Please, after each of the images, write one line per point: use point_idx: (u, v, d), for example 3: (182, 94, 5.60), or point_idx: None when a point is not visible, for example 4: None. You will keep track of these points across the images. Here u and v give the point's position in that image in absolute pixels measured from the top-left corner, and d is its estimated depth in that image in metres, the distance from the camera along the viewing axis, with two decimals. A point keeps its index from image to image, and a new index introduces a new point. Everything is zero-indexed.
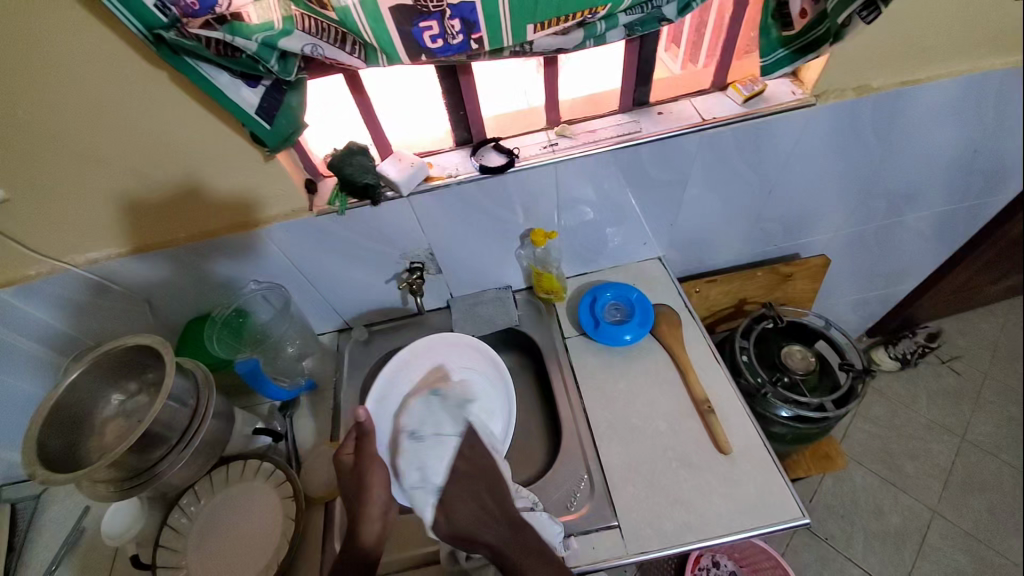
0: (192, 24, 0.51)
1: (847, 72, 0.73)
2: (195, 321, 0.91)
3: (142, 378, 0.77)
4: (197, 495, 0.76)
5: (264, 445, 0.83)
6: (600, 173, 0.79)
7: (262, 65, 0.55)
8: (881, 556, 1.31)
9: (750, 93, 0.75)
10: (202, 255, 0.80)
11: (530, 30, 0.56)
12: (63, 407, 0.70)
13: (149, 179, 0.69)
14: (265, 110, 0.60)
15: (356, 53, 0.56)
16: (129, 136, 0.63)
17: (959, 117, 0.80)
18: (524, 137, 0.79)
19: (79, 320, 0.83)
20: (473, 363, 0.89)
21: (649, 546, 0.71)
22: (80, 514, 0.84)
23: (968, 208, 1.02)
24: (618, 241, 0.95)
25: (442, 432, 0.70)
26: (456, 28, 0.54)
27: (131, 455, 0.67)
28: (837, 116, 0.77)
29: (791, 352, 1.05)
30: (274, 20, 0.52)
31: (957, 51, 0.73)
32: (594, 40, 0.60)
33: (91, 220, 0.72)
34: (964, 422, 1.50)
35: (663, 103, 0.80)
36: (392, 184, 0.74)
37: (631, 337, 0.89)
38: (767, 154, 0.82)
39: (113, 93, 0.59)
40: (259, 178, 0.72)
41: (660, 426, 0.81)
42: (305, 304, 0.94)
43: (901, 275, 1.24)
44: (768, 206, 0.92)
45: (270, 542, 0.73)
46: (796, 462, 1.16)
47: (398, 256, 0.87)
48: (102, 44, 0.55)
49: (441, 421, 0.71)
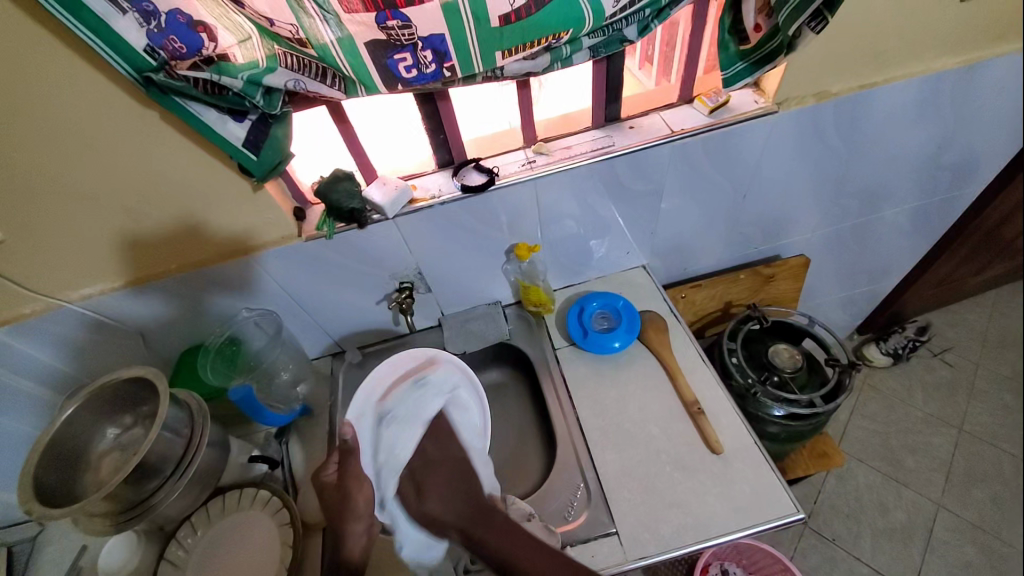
0: (180, 66, 0.54)
1: (806, 79, 0.77)
2: (187, 352, 0.92)
3: (136, 411, 0.78)
4: (194, 526, 0.76)
5: (260, 473, 0.83)
6: (581, 186, 0.82)
7: (247, 101, 0.58)
8: (890, 555, 1.30)
9: (716, 103, 0.79)
10: (198, 286, 0.82)
11: (498, 56, 0.59)
12: (58, 442, 0.70)
13: (141, 214, 0.71)
14: (251, 142, 0.63)
15: (336, 85, 0.60)
16: (120, 172, 0.66)
17: (916, 117, 0.85)
18: (503, 157, 0.82)
19: (74, 358, 0.84)
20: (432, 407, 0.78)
21: (647, 550, 0.71)
22: (76, 553, 0.83)
23: (939, 202, 1.06)
24: (602, 252, 0.98)
25: (414, 419, 0.75)
26: (428, 58, 0.57)
27: (127, 488, 0.67)
28: (800, 122, 0.81)
29: (778, 350, 1.07)
30: (258, 59, 0.55)
31: (909, 55, 0.77)
32: (561, 63, 0.64)
33: (86, 256, 0.74)
34: (961, 413, 1.51)
35: (634, 118, 0.84)
36: (378, 208, 0.77)
37: (620, 344, 0.91)
38: (738, 162, 0.85)
39: (103, 133, 0.62)
40: (248, 209, 0.75)
41: (652, 430, 0.82)
42: (296, 329, 0.95)
43: (883, 271, 1.27)
44: (744, 211, 0.95)
45: (269, 567, 0.72)
46: (792, 461, 1.16)
47: (388, 277, 0.89)
48: (96, 86, 0.58)
49: (418, 407, 0.76)
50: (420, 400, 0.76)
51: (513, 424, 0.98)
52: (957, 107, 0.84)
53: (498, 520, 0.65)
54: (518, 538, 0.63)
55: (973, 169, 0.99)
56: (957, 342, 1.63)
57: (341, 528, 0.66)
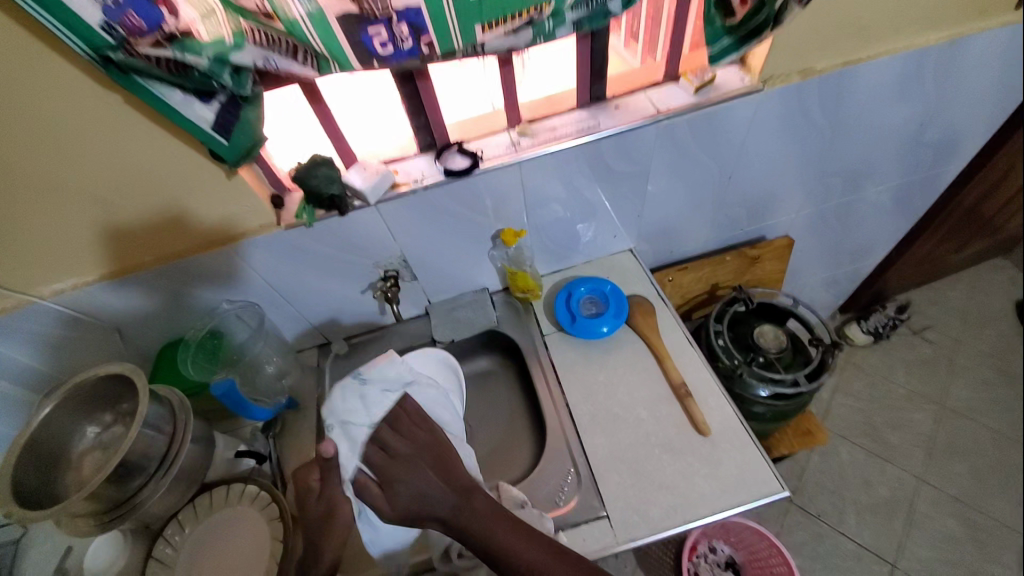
0: (140, 43, 0.50)
1: (790, 56, 0.76)
2: (169, 344, 0.90)
3: (117, 409, 0.76)
4: (182, 522, 0.75)
5: (248, 468, 0.82)
6: (566, 169, 0.81)
7: (215, 81, 0.55)
8: (873, 528, 1.34)
9: (700, 81, 0.78)
10: (175, 279, 0.80)
11: (478, 30, 0.57)
12: (37, 443, 0.68)
13: (113, 205, 0.68)
14: (220, 125, 0.60)
15: (308, 63, 0.57)
16: (87, 160, 0.63)
17: (900, 94, 0.85)
18: (486, 139, 0.80)
19: (49, 355, 0.81)
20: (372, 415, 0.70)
21: (638, 532, 0.71)
22: (60, 555, 0.81)
23: (921, 180, 1.07)
24: (589, 236, 0.97)
25: (360, 423, 0.68)
26: (405, 32, 0.55)
27: (109, 486, 0.65)
28: (785, 101, 0.80)
29: (763, 332, 1.08)
30: (225, 35, 0.52)
31: (892, 30, 0.76)
32: (544, 39, 0.62)
33: (57, 250, 0.71)
34: (941, 389, 1.55)
35: (619, 97, 0.82)
36: (359, 194, 0.74)
37: (609, 329, 0.90)
38: (723, 141, 0.84)
39: (66, 119, 0.58)
40: (226, 198, 0.72)
41: (642, 414, 0.82)
42: (279, 321, 0.93)
43: (867, 250, 1.29)
44: (731, 191, 0.95)
45: (259, 562, 0.71)
46: (778, 439, 1.18)
47: (372, 266, 0.88)
48: (53, 70, 0.54)
49: (363, 411, 0.69)
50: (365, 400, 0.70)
51: (503, 412, 0.98)
52: (937, 84, 0.85)
53: (482, 506, 0.65)
54: (502, 525, 0.64)
55: (955, 146, 0.99)
56: (938, 320, 1.67)
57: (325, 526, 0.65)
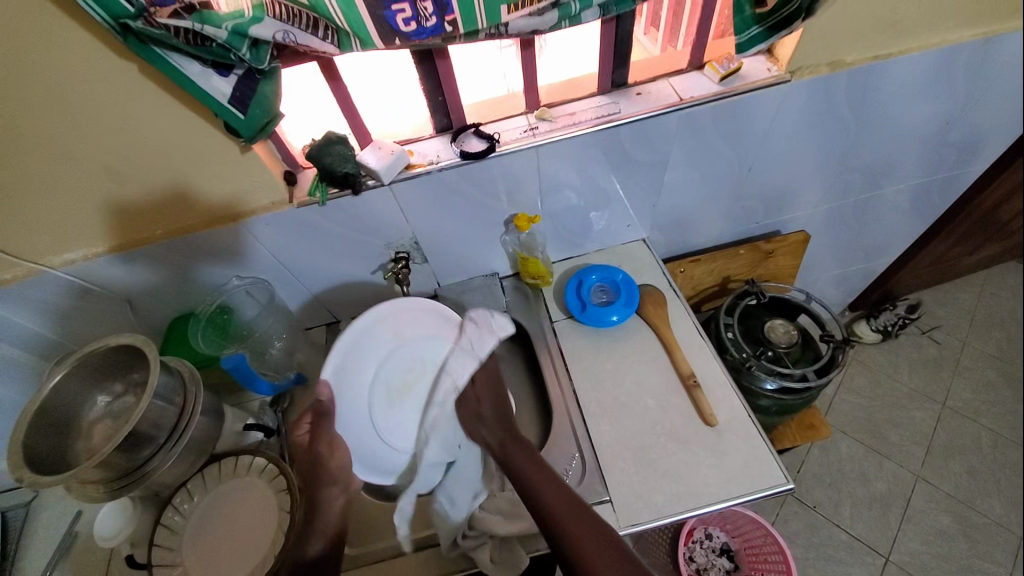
0: (160, 14, 0.51)
1: (821, 47, 0.73)
2: (178, 319, 0.90)
3: (127, 379, 0.76)
4: (190, 492, 0.76)
5: (255, 441, 0.83)
6: (583, 155, 0.80)
7: (233, 54, 0.54)
8: (867, 522, 1.36)
9: (727, 71, 0.76)
10: (185, 253, 0.79)
11: (504, 10, 0.55)
12: (48, 410, 0.69)
13: (123, 176, 0.68)
14: (238, 99, 0.59)
15: (329, 38, 0.56)
16: (100, 130, 0.62)
17: (930, 91, 0.82)
18: (504, 122, 0.79)
19: (59, 323, 0.82)
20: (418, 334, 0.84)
21: (640, 517, 0.73)
22: (73, 517, 0.83)
23: (943, 179, 1.05)
24: (602, 224, 0.96)
25: (484, 331, 0.84)
26: (429, 9, 0.53)
27: (120, 455, 0.66)
28: (813, 91, 0.78)
29: (773, 326, 1.07)
30: (244, 8, 0.51)
31: (929, 24, 0.73)
32: (569, 21, 0.60)
33: (68, 219, 0.70)
34: (944, 389, 1.55)
35: (642, 83, 0.80)
36: (373, 173, 0.73)
37: (618, 318, 0.90)
38: (745, 132, 0.82)
39: (79, 86, 0.57)
40: (235, 174, 0.71)
41: (648, 403, 0.83)
42: (289, 298, 0.94)
43: (881, 248, 1.27)
44: (748, 183, 0.93)
45: (267, 533, 0.73)
46: (781, 433, 1.19)
47: (383, 246, 0.87)
48: (67, 35, 0.53)
49: (485, 326, 0.85)
50: (490, 330, 0.85)
51: (509, 396, 0.99)
52: (971, 82, 0.82)
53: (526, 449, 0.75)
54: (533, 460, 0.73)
55: (981, 146, 0.97)
56: (945, 320, 1.66)
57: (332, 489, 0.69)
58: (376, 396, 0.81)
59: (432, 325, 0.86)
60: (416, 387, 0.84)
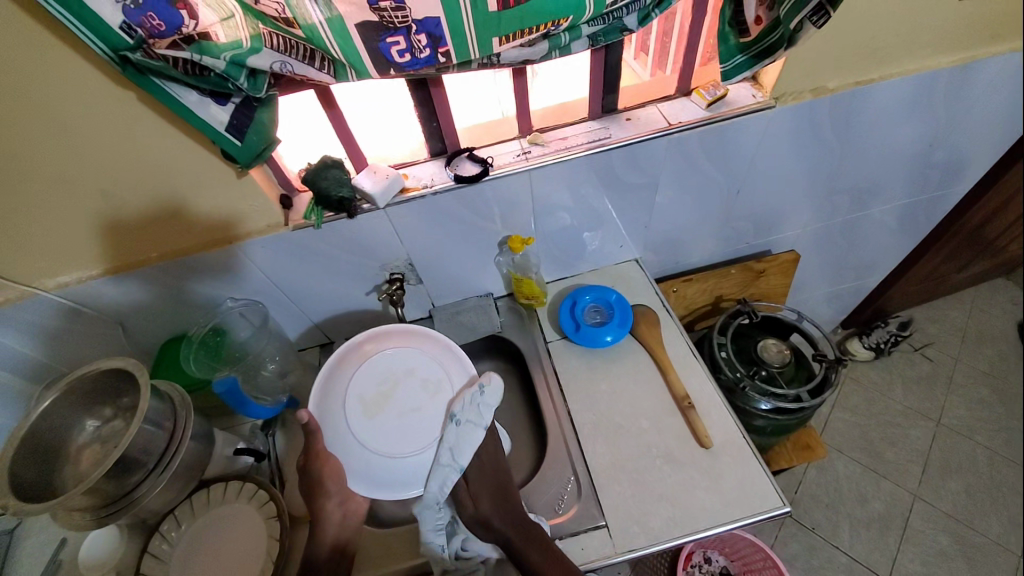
0: (158, 45, 0.51)
1: (803, 75, 0.76)
2: (171, 341, 0.90)
3: (117, 404, 0.75)
4: (178, 519, 0.74)
5: (246, 465, 0.82)
6: (576, 180, 0.81)
7: (231, 83, 0.56)
8: (867, 543, 1.34)
9: (714, 97, 0.78)
10: (180, 275, 0.79)
11: (496, 41, 0.57)
12: (34, 436, 0.68)
13: (121, 199, 0.68)
14: (236, 127, 0.60)
15: (325, 69, 0.57)
16: (98, 155, 0.63)
17: (909, 114, 0.85)
18: (497, 146, 0.80)
19: (50, 346, 0.81)
20: (404, 347, 0.81)
21: (637, 542, 0.71)
22: (56, 546, 0.81)
23: (928, 200, 1.07)
24: (595, 245, 0.97)
25: (474, 404, 0.74)
26: (423, 42, 0.55)
27: (109, 481, 0.65)
28: (798, 117, 0.81)
29: (767, 346, 1.08)
30: (242, 39, 0.52)
31: (908, 50, 0.76)
32: (559, 51, 0.62)
33: (62, 242, 0.70)
34: (938, 407, 1.55)
35: (630, 109, 0.82)
36: (368, 197, 0.74)
37: (612, 339, 0.90)
38: (733, 155, 0.84)
39: (78, 112, 0.58)
40: (233, 195, 0.72)
41: (643, 424, 0.83)
42: (282, 320, 0.93)
43: (872, 266, 1.29)
44: (737, 205, 0.95)
45: (255, 562, 0.71)
46: (777, 452, 1.19)
47: (378, 268, 0.88)
48: (69, 66, 0.54)
49: (476, 411, 0.74)
50: (479, 412, 0.74)
51: (503, 417, 0.98)
52: (950, 105, 0.85)
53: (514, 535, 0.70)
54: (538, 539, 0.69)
55: (962, 167, 0.99)
56: (937, 337, 1.67)
57: (315, 501, 0.69)
58: (364, 408, 0.76)
59: (413, 339, 0.81)
60: (396, 399, 0.77)
